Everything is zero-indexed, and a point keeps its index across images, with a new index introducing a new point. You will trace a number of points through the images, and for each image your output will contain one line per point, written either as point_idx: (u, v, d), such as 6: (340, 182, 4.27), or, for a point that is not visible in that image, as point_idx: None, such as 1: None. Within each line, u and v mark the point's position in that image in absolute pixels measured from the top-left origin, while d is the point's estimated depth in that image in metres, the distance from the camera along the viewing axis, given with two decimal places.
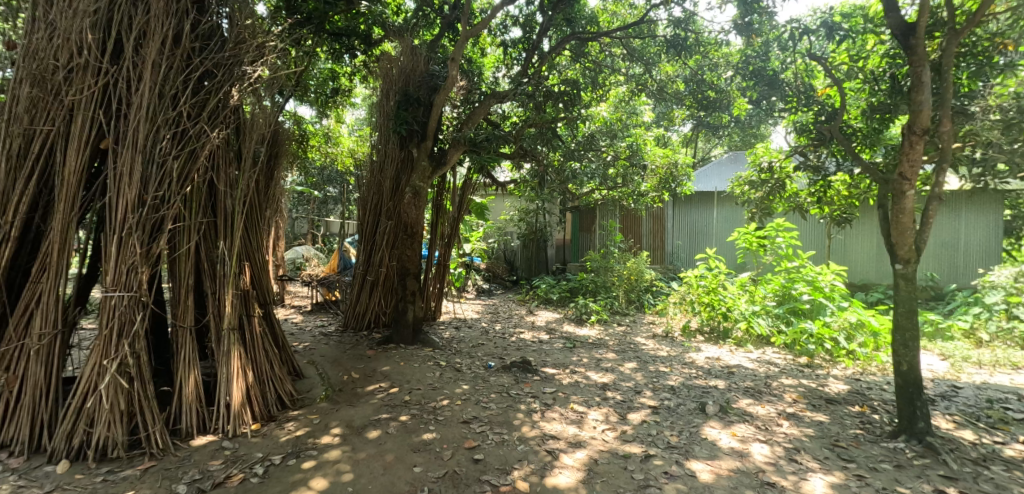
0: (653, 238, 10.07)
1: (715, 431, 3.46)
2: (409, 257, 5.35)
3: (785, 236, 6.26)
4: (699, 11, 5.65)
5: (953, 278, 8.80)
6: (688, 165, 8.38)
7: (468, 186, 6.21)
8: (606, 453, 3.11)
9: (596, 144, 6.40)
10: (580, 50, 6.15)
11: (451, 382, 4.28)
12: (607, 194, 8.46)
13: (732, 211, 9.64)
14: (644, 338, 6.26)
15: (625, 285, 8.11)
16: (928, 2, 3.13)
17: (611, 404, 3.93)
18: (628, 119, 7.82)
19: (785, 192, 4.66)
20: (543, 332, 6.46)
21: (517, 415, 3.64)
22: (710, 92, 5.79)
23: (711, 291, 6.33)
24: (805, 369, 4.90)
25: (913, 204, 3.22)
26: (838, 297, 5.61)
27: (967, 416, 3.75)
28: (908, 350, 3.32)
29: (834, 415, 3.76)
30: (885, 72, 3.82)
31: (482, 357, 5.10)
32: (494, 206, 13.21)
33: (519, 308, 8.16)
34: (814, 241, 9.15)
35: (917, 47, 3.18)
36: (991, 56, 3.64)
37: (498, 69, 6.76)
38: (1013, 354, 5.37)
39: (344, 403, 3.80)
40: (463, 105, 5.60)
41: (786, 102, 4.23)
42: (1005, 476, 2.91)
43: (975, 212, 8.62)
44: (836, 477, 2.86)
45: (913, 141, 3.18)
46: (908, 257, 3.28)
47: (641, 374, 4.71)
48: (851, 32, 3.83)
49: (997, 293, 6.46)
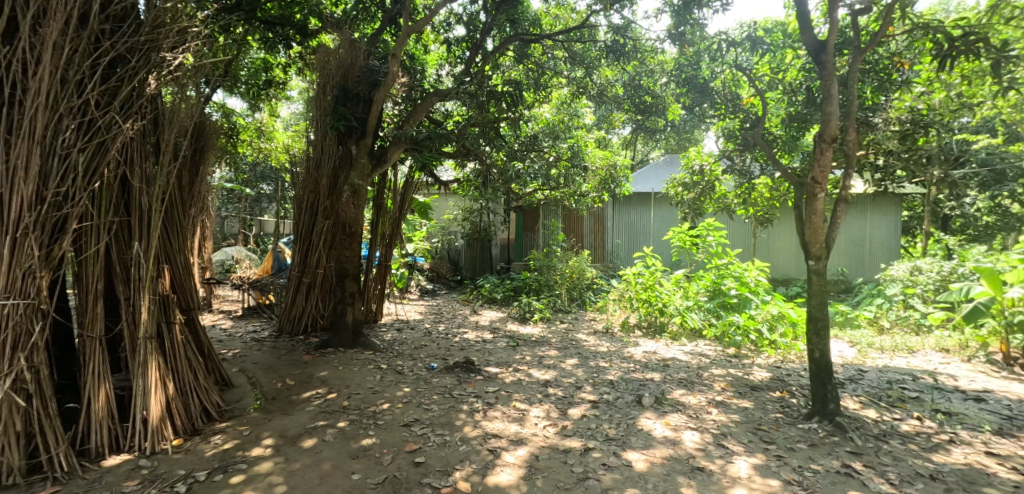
0: (594, 237, 10.30)
1: (650, 421, 3.60)
2: (349, 258, 5.20)
3: (715, 235, 6.54)
4: (637, 19, 5.85)
5: (861, 272, 9.58)
6: (627, 167, 8.66)
7: (409, 186, 6.13)
8: (547, 449, 3.17)
9: (538, 144, 6.49)
10: (523, 52, 6.21)
11: (393, 385, 4.21)
12: (549, 194, 8.62)
13: (668, 212, 10.11)
14: (586, 335, 6.41)
15: (567, 283, 8.27)
16: (838, 22, 3.40)
17: (552, 400, 4.01)
18: (569, 121, 7.98)
19: (714, 193, 4.92)
20: (487, 331, 6.46)
21: (459, 415, 3.63)
22: (647, 97, 5.99)
23: (649, 287, 6.56)
24: (733, 359, 5.21)
25: (824, 206, 3.49)
26: (762, 292, 6.02)
27: (871, 396, 4.12)
28: (820, 338, 3.60)
29: (758, 400, 4.02)
30: (800, 85, 4.20)
31: (424, 359, 5.04)
32: (437, 205, 13.08)
33: (462, 308, 8.12)
34: (741, 240, 9.72)
35: (827, 63, 3.45)
36: (891, 73, 3.95)
37: (441, 67, 6.69)
38: (909, 340, 5.95)
39: (278, 411, 3.64)
40: (405, 101, 5.51)
41: (715, 109, 4.49)
42: (902, 449, 3.22)
43: (878, 213, 9.47)
44: (758, 459, 3.06)
45: (823, 148, 3.45)
46: (820, 254, 3.56)
47: (582, 370, 4.82)
48: (773, 46, 4.14)
49: (896, 286, 7.11)
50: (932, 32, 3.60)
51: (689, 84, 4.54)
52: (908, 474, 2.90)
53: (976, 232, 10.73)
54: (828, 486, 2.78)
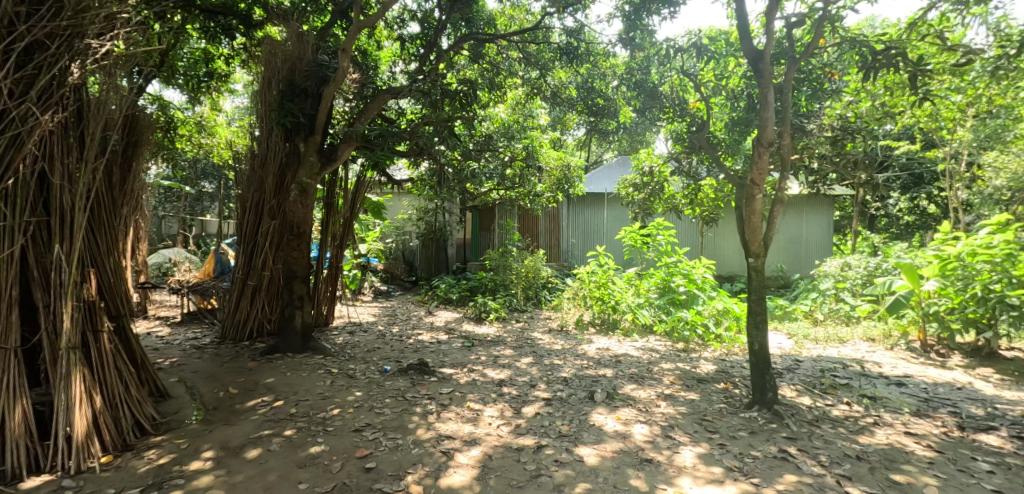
0: (550, 237, 10.41)
1: (601, 416, 3.68)
2: (297, 259, 5.04)
3: (664, 234, 6.70)
4: (590, 23, 5.95)
5: (798, 268, 10.14)
6: (580, 167, 8.78)
7: (361, 184, 6.00)
8: (501, 448, 3.18)
9: (493, 144, 6.50)
10: (478, 51, 6.19)
11: (344, 389, 4.10)
12: (505, 194, 8.67)
13: (620, 211, 10.36)
14: (541, 333, 6.48)
15: (523, 283, 8.33)
16: (773, 33, 3.59)
17: (507, 399, 4.02)
18: (524, 121, 8.02)
19: (664, 194, 5.04)
20: (442, 332, 6.41)
21: (412, 418, 3.58)
22: (599, 100, 6.09)
23: (602, 285, 6.69)
24: (681, 354, 5.40)
25: (762, 206, 3.66)
26: (709, 288, 6.17)
27: (806, 384, 4.37)
28: (760, 330, 3.78)
29: (703, 392, 4.18)
30: (742, 91, 4.37)
31: (377, 362, 4.95)
32: (391, 205, 12.88)
33: (417, 309, 8.03)
34: (689, 240, 10.10)
35: (764, 70, 3.64)
36: (822, 82, 4.19)
37: (395, 63, 6.59)
38: (841, 331, 6.37)
39: (220, 422, 3.47)
40: (356, 98, 5.38)
41: (663, 112, 4.65)
42: (832, 432, 3.43)
43: (812, 212, 10.05)
44: (703, 448, 3.18)
45: (761, 152, 3.63)
46: (759, 251, 3.74)
47: (537, 368, 4.87)
48: (716, 54, 4.35)
49: (829, 280, 7.53)
50: (859, 46, 3.87)
51: (639, 88, 4.71)
52: (837, 456, 3.10)
53: (898, 230, 11.53)
54: (766, 470, 2.92)
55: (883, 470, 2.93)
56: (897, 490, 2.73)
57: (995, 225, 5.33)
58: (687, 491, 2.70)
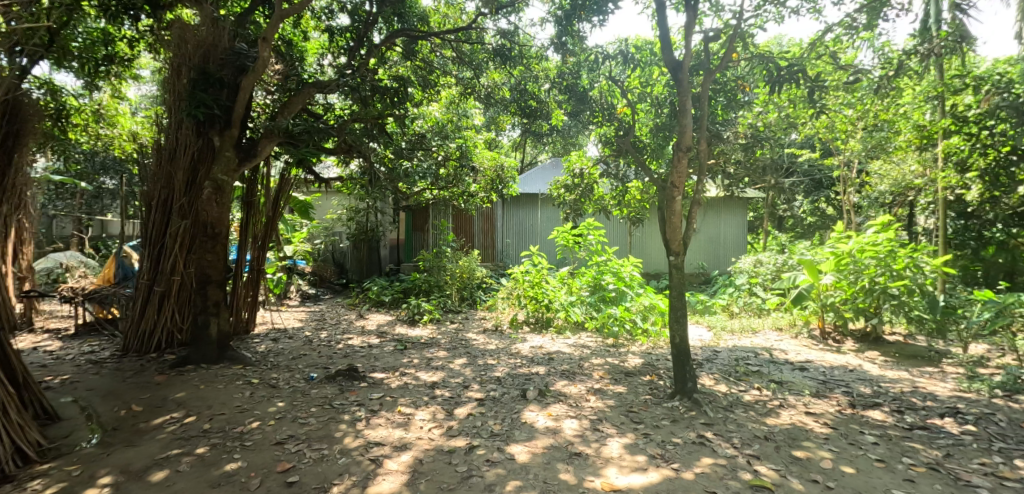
0: (484, 237, 10.42)
1: (533, 413, 3.73)
2: (211, 262, 4.70)
3: (594, 233, 6.83)
4: (523, 26, 6.04)
5: (717, 265, 10.80)
6: (513, 168, 8.72)
7: (285, 182, 5.71)
8: (431, 451, 3.14)
9: (427, 143, 6.41)
10: (410, 48, 6.09)
11: (264, 400, 3.89)
12: (438, 195, 8.62)
13: (553, 212, 10.55)
14: (476, 334, 6.48)
15: (457, 283, 8.28)
16: (691, 46, 3.81)
17: (439, 401, 3.99)
18: (458, 121, 7.98)
19: (593, 195, 5.16)
20: (374, 335, 6.24)
21: (340, 427, 3.46)
22: (532, 102, 5.92)
23: (536, 284, 6.78)
24: (611, 349, 5.60)
25: (681, 207, 3.88)
26: (636, 285, 6.35)
27: (722, 373, 4.66)
28: (681, 323, 3.97)
29: (630, 385, 4.35)
30: (666, 99, 4.60)
31: (302, 369, 4.73)
32: (320, 204, 12.36)
33: (348, 313, 7.76)
34: (618, 239, 10.49)
35: (682, 80, 3.85)
36: (734, 93, 4.45)
37: (322, 56, 6.32)
38: (753, 322, 6.90)
39: (120, 444, 3.18)
40: (279, 90, 5.13)
41: (592, 117, 4.79)
42: (744, 416, 3.69)
43: (729, 214, 10.76)
44: (628, 439, 3.31)
45: (680, 156, 3.84)
46: (679, 250, 3.94)
47: (471, 369, 4.87)
48: (642, 63, 4.57)
49: (744, 276, 8.10)
50: (766, 62, 4.17)
51: (571, 92, 4.86)
52: (748, 437, 3.33)
53: (803, 230, 12.62)
54: (685, 455, 3.09)
55: (786, 448, 3.18)
56: (798, 465, 2.98)
57: (878, 225, 5.89)
58: (613, 481, 2.79)
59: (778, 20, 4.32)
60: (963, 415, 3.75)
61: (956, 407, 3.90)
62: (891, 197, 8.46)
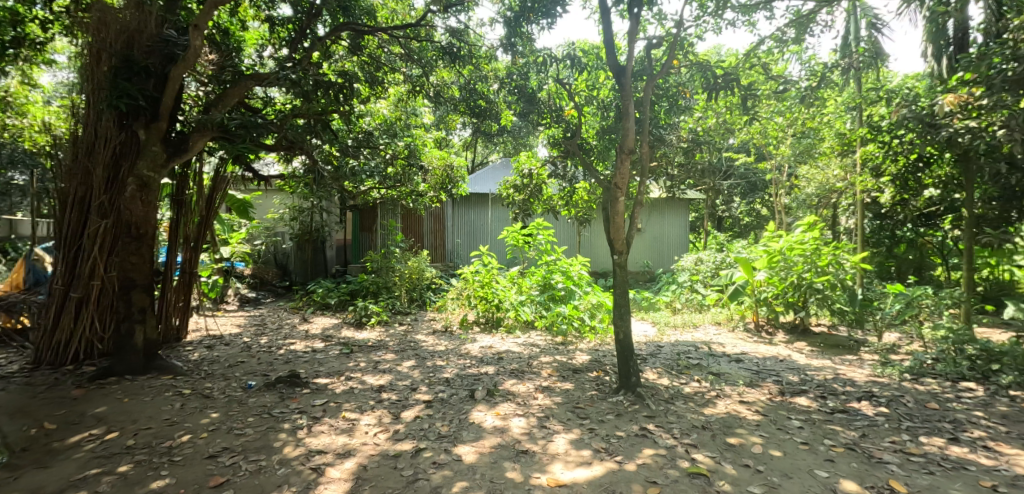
0: (434, 237, 10.30)
1: (481, 413, 3.73)
2: (135, 265, 4.41)
3: (543, 233, 6.89)
4: (473, 25, 6.01)
5: (661, 263, 11.19)
6: (463, 167, 8.69)
7: (220, 180, 5.44)
8: (376, 457, 3.08)
9: (374, 141, 6.27)
10: (357, 43, 5.92)
11: (196, 412, 3.68)
12: (386, 194, 8.45)
13: (503, 212, 10.59)
14: (425, 335, 6.39)
15: (406, 284, 8.16)
16: (634, 52, 3.92)
17: (385, 405, 3.91)
18: (407, 119, 7.86)
19: (542, 196, 5.21)
20: (318, 339, 6.03)
21: (279, 436, 3.33)
22: (481, 101, 5.86)
23: (485, 284, 6.78)
24: (560, 347, 5.68)
25: (624, 208, 3.99)
26: (584, 284, 6.48)
27: (665, 367, 4.83)
28: (624, 320, 4.07)
29: (578, 382, 4.43)
30: (611, 103, 4.74)
31: (239, 377, 4.51)
32: (259, 204, 11.81)
33: (290, 317, 7.46)
34: (567, 239, 10.67)
35: (626, 85, 3.96)
36: (675, 99, 4.65)
37: (262, 47, 6.05)
38: (694, 317, 7.20)
39: (30, 466, 2.92)
40: (212, 82, 4.87)
41: (541, 118, 4.84)
42: (684, 407, 3.85)
43: (672, 214, 11.17)
44: (574, 434, 3.37)
45: (622, 159, 3.95)
46: (622, 249, 4.06)
47: (419, 371, 4.80)
48: (588, 67, 4.70)
49: (686, 273, 8.43)
50: (704, 70, 4.41)
51: (519, 93, 4.87)
52: (687, 427, 3.47)
53: (740, 229, 13.29)
54: (628, 448, 3.18)
55: (721, 436, 3.34)
56: (732, 451, 3.13)
57: (806, 224, 6.28)
58: (559, 476, 2.84)
59: (717, 31, 4.54)
60: (877, 398, 4.07)
61: (872, 391, 4.23)
62: (816, 199, 9.07)
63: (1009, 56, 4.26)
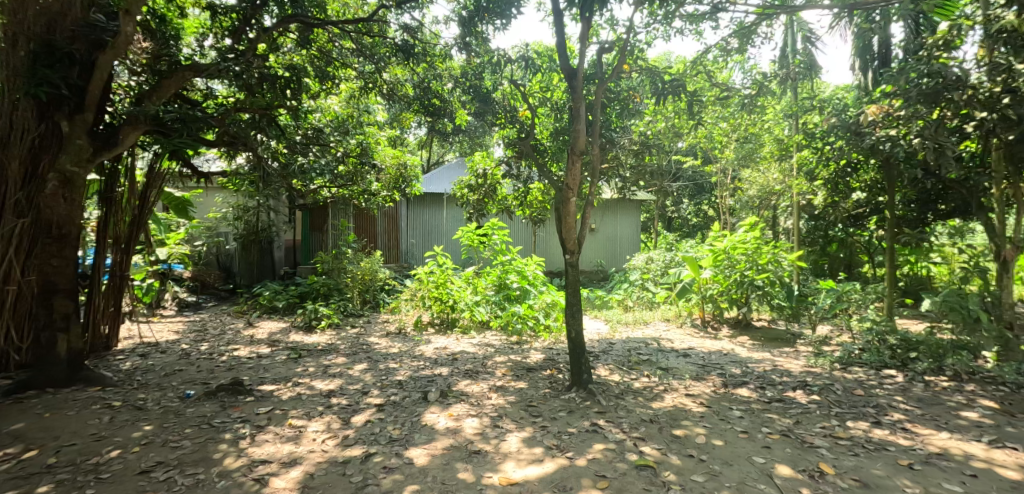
0: (387, 237, 10.13)
1: (434, 415, 3.70)
2: (57, 268, 4.11)
3: (498, 233, 6.88)
4: (427, 23, 5.93)
5: (614, 262, 11.44)
6: (417, 167, 8.59)
7: (156, 177, 5.14)
8: (324, 464, 2.99)
9: (325, 139, 6.09)
10: (306, 36, 5.72)
11: (127, 425, 3.46)
12: (337, 193, 8.23)
13: (458, 212, 10.53)
14: (378, 337, 6.26)
15: (359, 286, 7.98)
16: (585, 56, 3.99)
17: (335, 410, 3.81)
18: (359, 116, 7.69)
19: (496, 196, 5.23)
20: (264, 345, 5.80)
21: (219, 447, 3.17)
22: (436, 100, 5.90)
23: (440, 285, 6.71)
24: (514, 346, 5.71)
25: (575, 209, 4.06)
26: (539, 284, 6.54)
27: (617, 363, 4.94)
28: (576, 318, 4.13)
29: (531, 380, 4.47)
30: (564, 105, 4.77)
31: (176, 387, 4.27)
32: (199, 202, 11.24)
33: (234, 321, 7.13)
34: (522, 239, 10.74)
35: (577, 87, 4.03)
36: (626, 103, 4.79)
37: (203, 36, 5.71)
38: (645, 314, 7.41)
39: None
40: (147, 72, 4.60)
41: (495, 118, 4.81)
42: (633, 402, 3.95)
43: (624, 214, 11.45)
44: (527, 432, 3.40)
45: (574, 160, 4.00)
46: (574, 248, 4.13)
47: (371, 374, 4.70)
48: (542, 69, 4.78)
49: (637, 271, 8.66)
50: (654, 75, 4.55)
51: (474, 92, 4.91)
52: (636, 421, 3.57)
53: (688, 229, 13.77)
54: (579, 443, 3.23)
55: (668, 428, 3.46)
56: (677, 443, 3.25)
57: (748, 224, 6.59)
58: (511, 475, 2.85)
59: (666, 38, 4.69)
60: (810, 387, 4.32)
61: (805, 381, 4.49)
62: (757, 201, 9.51)
63: (924, 72, 4.58)
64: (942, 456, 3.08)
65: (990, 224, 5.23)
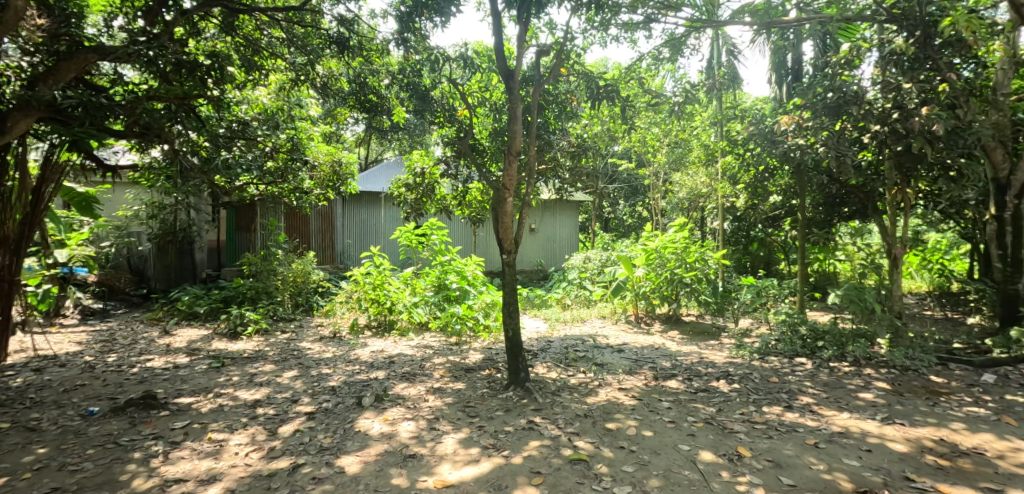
0: (321, 238, 9.76)
1: (368, 421, 3.60)
2: None
3: (438, 233, 6.79)
4: (364, 15, 5.74)
5: (553, 262, 11.64)
6: (353, 164, 8.32)
7: (52, 169, 4.63)
8: (247, 479, 2.83)
9: (252, 133, 5.78)
10: (230, 23, 5.38)
11: (16, 449, 3.11)
12: (265, 191, 7.82)
13: (396, 212, 10.32)
14: (311, 342, 6.01)
15: (290, 288, 7.62)
16: (522, 57, 4.01)
17: (260, 421, 3.61)
18: (291, 110, 7.33)
19: (435, 195, 5.16)
20: (182, 354, 5.40)
21: (127, 467, 2.93)
22: (372, 96, 5.64)
23: (377, 286, 6.53)
24: (453, 347, 5.66)
25: (512, 208, 4.09)
26: (479, 284, 6.56)
27: (554, 361, 5.02)
28: (513, 317, 4.14)
29: (469, 381, 4.45)
30: (503, 105, 4.81)
31: (78, 404, 3.89)
32: (107, 199, 10.32)
33: (147, 330, 6.58)
34: (462, 239, 10.70)
35: (513, 88, 4.05)
36: (564, 105, 4.90)
37: (111, 16, 5.23)
38: (582, 312, 7.58)
39: None
40: (44, 54, 4.11)
41: (434, 117, 4.80)
42: (569, 398, 4.03)
43: (563, 215, 11.68)
44: (463, 433, 3.38)
45: (510, 160, 4.02)
46: (511, 248, 4.15)
47: (302, 381, 4.50)
48: (481, 68, 4.78)
49: (575, 269, 8.83)
50: (589, 80, 4.66)
51: (412, 90, 4.80)
52: (571, 417, 3.64)
53: (624, 229, 14.23)
54: (515, 442, 3.25)
55: (601, 422, 3.55)
56: (609, 436, 3.34)
57: (678, 225, 6.91)
58: (446, 477, 2.83)
59: (603, 43, 4.83)
60: (731, 377, 4.59)
61: (728, 371, 4.76)
62: (687, 203, 9.98)
63: (828, 87, 5.08)
64: (843, 434, 3.37)
65: (885, 225, 5.80)
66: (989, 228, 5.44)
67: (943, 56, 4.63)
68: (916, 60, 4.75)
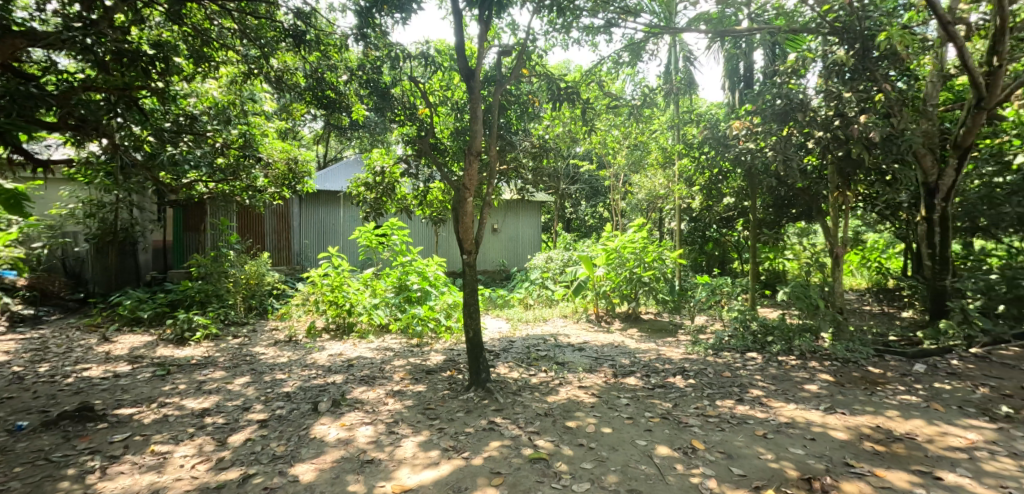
0: (277, 238, 9.44)
1: (324, 427, 3.50)
2: None
3: (398, 234, 6.67)
4: (323, 10, 5.59)
5: (515, 262, 11.66)
6: (309, 162, 8.08)
7: None
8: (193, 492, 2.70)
9: (201, 128, 5.53)
10: (178, 12, 5.13)
11: None
12: (215, 188, 7.50)
13: (355, 212, 10.10)
14: (264, 347, 5.79)
15: (242, 291, 7.33)
16: (483, 56, 3.97)
17: (209, 431, 3.46)
18: (243, 105, 7.05)
19: (395, 194, 5.07)
20: (124, 362, 5.11)
21: (59, 485, 2.74)
22: (330, 92, 5.46)
23: (336, 288, 6.35)
24: (414, 349, 5.58)
25: (472, 208, 4.07)
26: (441, 285, 6.50)
27: (516, 361, 5.03)
28: (474, 318, 4.11)
29: (430, 383, 4.40)
30: (465, 105, 4.79)
31: (5, 419, 3.61)
32: (39, 197, 9.67)
33: (85, 337, 6.19)
34: (423, 239, 10.58)
35: (474, 87, 4.02)
36: (526, 106, 4.91)
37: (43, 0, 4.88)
38: (544, 312, 7.63)
39: None
40: None
41: (394, 115, 4.74)
42: (530, 397, 4.04)
43: (525, 215, 11.72)
44: (423, 436, 3.33)
45: (470, 160, 3.98)
46: (471, 248, 4.13)
47: (254, 388, 4.34)
48: (442, 67, 4.72)
49: (537, 269, 8.88)
50: (550, 81, 4.68)
51: (371, 87, 4.74)
52: (531, 416, 3.65)
53: (585, 229, 14.40)
54: (475, 443, 3.23)
55: (561, 420, 3.58)
56: (569, 434, 3.37)
57: (637, 225, 7.05)
58: (404, 482, 2.78)
59: (565, 45, 4.89)
60: (687, 372, 4.72)
61: (684, 367, 4.89)
62: (645, 204, 10.20)
63: (777, 94, 5.30)
64: (790, 424, 3.52)
65: (829, 225, 6.10)
66: (921, 228, 5.80)
67: (879, 68, 4.90)
68: (856, 71, 5.01)
